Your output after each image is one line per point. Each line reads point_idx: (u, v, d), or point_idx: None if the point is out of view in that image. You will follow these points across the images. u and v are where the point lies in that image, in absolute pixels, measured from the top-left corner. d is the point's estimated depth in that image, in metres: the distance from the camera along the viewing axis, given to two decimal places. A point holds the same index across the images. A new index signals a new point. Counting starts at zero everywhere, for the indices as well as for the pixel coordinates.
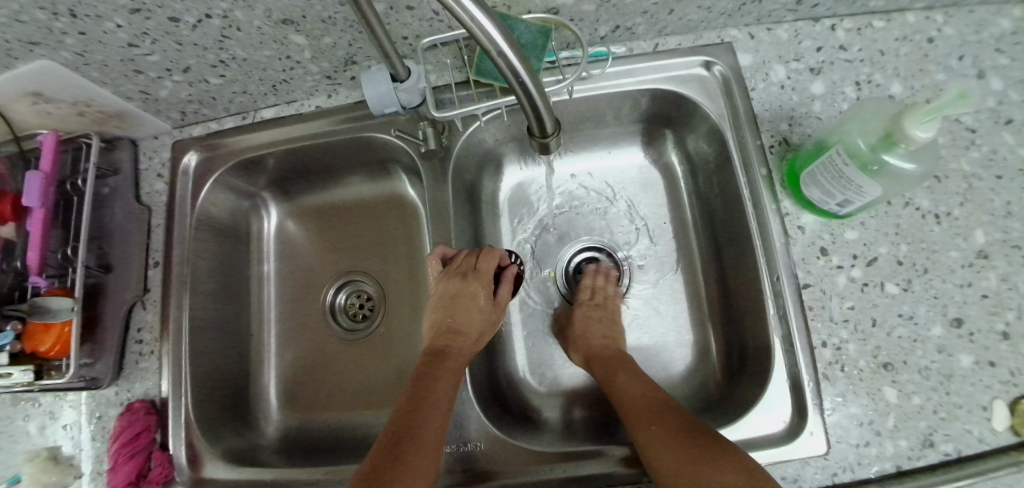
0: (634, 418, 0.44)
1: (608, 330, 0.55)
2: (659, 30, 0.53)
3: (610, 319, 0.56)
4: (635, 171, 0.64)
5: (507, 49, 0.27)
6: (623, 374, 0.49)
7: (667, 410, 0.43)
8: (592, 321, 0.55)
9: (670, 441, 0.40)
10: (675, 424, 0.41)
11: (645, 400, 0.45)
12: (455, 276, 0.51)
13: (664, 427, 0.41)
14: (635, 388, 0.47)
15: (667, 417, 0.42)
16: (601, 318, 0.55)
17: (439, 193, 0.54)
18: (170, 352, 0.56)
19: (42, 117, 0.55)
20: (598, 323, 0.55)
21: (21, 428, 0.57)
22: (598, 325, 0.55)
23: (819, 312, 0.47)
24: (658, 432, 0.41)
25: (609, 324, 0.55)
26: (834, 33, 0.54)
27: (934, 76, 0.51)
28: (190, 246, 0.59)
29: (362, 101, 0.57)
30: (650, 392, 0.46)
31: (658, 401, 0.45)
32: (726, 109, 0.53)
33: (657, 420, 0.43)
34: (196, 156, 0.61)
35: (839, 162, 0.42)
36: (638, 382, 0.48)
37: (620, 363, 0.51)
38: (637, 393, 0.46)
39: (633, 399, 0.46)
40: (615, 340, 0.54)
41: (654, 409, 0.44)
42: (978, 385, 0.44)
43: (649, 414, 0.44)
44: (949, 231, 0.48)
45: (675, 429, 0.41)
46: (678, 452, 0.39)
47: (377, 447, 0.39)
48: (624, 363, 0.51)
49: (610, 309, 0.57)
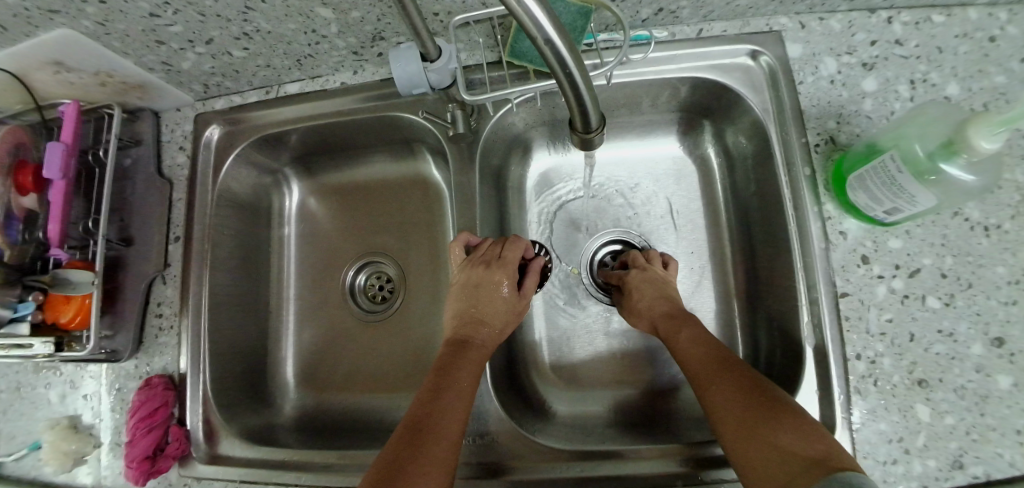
0: (698, 377, 0.42)
1: (662, 290, 0.51)
2: (704, 15, 0.50)
3: (662, 279, 0.53)
4: (668, 163, 0.62)
5: (554, 33, 0.23)
6: (685, 331, 0.47)
7: (731, 368, 0.41)
8: (638, 284, 0.52)
9: (732, 401, 0.38)
10: (739, 384, 0.39)
11: (708, 358, 0.43)
12: (479, 265, 0.50)
13: (726, 387, 0.40)
14: (696, 345, 0.45)
15: (731, 375, 0.40)
16: (649, 279, 0.52)
17: (464, 179, 0.52)
18: (188, 328, 0.55)
19: (64, 85, 0.54)
20: (646, 285, 0.52)
21: (43, 395, 0.58)
22: (646, 287, 0.52)
23: (856, 323, 0.45)
24: (722, 392, 0.39)
25: (661, 283, 0.52)
26: (890, 26, 0.50)
27: (993, 78, 0.47)
28: (210, 222, 0.58)
29: (388, 78, 0.55)
30: (713, 349, 0.44)
31: (723, 359, 0.42)
32: (771, 103, 0.50)
33: (721, 379, 0.40)
34: (218, 130, 0.59)
35: (893, 170, 0.40)
36: (701, 340, 0.45)
37: (680, 321, 0.48)
38: (700, 350, 0.44)
39: (697, 357, 0.44)
40: (674, 298, 0.51)
41: (719, 368, 0.42)
42: (1015, 408, 0.42)
43: (713, 373, 0.41)
44: (997, 246, 0.45)
45: (738, 390, 0.39)
46: (740, 414, 0.37)
47: (396, 436, 0.38)
48: (685, 320, 0.48)
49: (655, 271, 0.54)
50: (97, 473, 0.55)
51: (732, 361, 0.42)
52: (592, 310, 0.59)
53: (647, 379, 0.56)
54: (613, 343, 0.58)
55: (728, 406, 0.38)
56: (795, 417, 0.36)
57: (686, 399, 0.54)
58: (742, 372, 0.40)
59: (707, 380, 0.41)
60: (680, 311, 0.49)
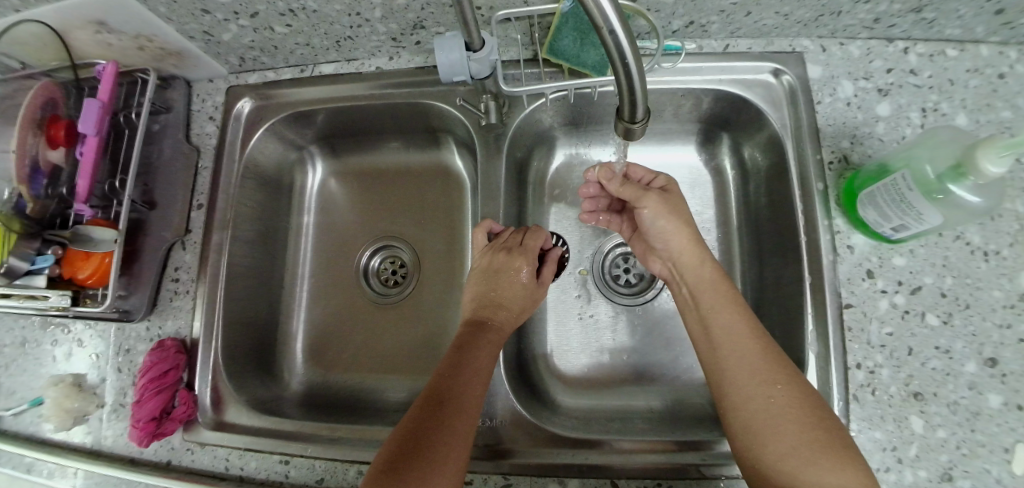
0: (734, 376, 0.41)
1: (702, 258, 0.47)
2: (731, 31, 0.53)
3: (703, 243, 0.48)
4: (685, 170, 0.65)
5: (618, 24, 0.24)
6: (725, 314, 0.44)
7: (785, 381, 0.39)
8: (682, 226, 0.48)
9: (782, 425, 0.37)
10: (793, 405, 0.38)
11: (755, 361, 0.40)
12: (501, 250, 0.52)
13: (775, 406, 0.38)
14: (736, 337, 0.42)
15: (782, 392, 0.38)
16: (686, 221, 0.49)
17: (491, 168, 0.55)
18: (205, 293, 0.56)
19: (104, 46, 0.55)
20: (689, 237, 0.48)
21: (48, 352, 0.58)
22: (690, 242, 0.48)
23: (858, 334, 0.47)
24: (767, 411, 0.38)
25: (697, 245, 0.48)
26: (906, 56, 0.52)
27: (1000, 113, 0.50)
28: (235, 192, 0.59)
29: (423, 66, 0.57)
30: (760, 349, 0.41)
31: (775, 368, 0.40)
32: (790, 119, 0.53)
33: (771, 393, 0.39)
34: (250, 103, 0.61)
35: (903, 187, 0.42)
36: (744, 334, 0.42)
37: (725, 301, 0.45)
38: (745, 347, 0.42)
39: (738, 354, 0.41)
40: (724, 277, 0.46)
41: (765, 377, 0.40)
42: (1004, 426, 0.43)
43: (757, 382, 0.39)
44: (996, 270, 0.47)
45: (790, 412, 0.37)
46: (782, 435, 0.36)
47: (417, 425, 0.38)
48: (732, 301, 0.45)
49: (680, 205, 0.50)
50: (98, 434, 0.55)
51: (784, 371, 0.40)
52: (602, 307, 0.60)
53: (652, 379, 0.57)
54: (621, 341, 0.59)
55: (775, 429, 0.37)
56: (847, 451, 0.35)
57: (690, 400, 0.55)
58: (795, 388, 0.39)
59: (749, 388, 0.39)
60: (728, 289, 0.46)
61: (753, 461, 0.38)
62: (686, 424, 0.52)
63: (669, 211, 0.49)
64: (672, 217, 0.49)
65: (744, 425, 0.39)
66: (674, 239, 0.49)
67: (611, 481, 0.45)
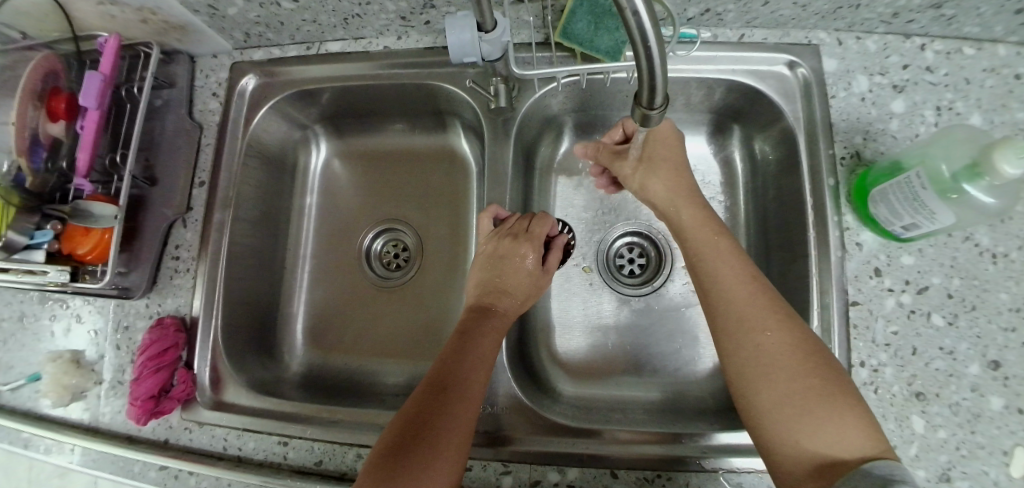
0: (725, 326, 0.41)
1: (680, 202, 0.48)
2: (748, 21, 0.52)
3: (689, 192, 0.49)
4: (694, 160, 0.64)
5: (642, 4, 0.23)
6: (716, 263, 0.44)
7: (775, 326, 0.39)
8: (653, 179, 0.50)
9: (772, 372, 0.37)
10: (784, 351, 0.37)
11: (744, 308, 0.40)
12: (506, 236, 0.51)
13: (763, 352, 0.38)
14: (728, 284, 0.42)
15: (771, 338, 0.38)
16: (662, 172, 0.50)
17: (497, 153, 0.54)
18: (206, 272, 0.56)
19: (106, 18, 0.54)
20: (670, 185, 0.49)
21: (47, 327, 0.58)
22: (671, 187, 0.49)
23: (862, 331, 0.47)
24: (757, 358, 0.38)
25: (680, 192, 0.49)
26: (922, 53, 0.51)
27: (1016, 114, 0.49)
28: (237, 170, 0.58)
29: (432, 46, 0.56)
30: (752, 296, 0.41)
31: (765, 314, 0.39)
32: (803, 112, 0.52)
33: (759, 339, 0.39)
34: (255, 80, 0.60)
35: (917, 185, 0.41)
36: (735, 282, 0.42)
37: (716, 248, 0.45)
38: (735, 294, 0.41)
39: (727, 302, 0.41)
40: (715, 222, 0.46)
41: (754, 324, 0.39)
42: (1004, 429, 0.43)
43: (746, 330, 0.39)
44: (1003, 273, 0.46)
45: (782, 359, 0.37)
46: (774, 383, 0.37)
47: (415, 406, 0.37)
48: (723, 248, 0.44)
49: (655, 156, 0.50)
50: (96, 410, 0.55)
51: (776, 316, 0.39)
52: (604, 298, 0.60)
53: (653, 369, 0.57)
54: (623, 332, 0.58)
55: (765, 375, 0.37)
56: (841, 394, 0.35)
57: (691, 392, 0.55)
58: (787, 333, 0.38)
59: (737, 336, 0.40)
60: (721, 238, 0.45)
61: (746, 407, 0.38)
62: (685, 417, 0.52)
63: (637, 171, 0.51)
64: (641, 174, 0.51)
65: (736, 373, 0.39)
66: (649, 193, 0.51)
67: (611, 471, 0.45)
